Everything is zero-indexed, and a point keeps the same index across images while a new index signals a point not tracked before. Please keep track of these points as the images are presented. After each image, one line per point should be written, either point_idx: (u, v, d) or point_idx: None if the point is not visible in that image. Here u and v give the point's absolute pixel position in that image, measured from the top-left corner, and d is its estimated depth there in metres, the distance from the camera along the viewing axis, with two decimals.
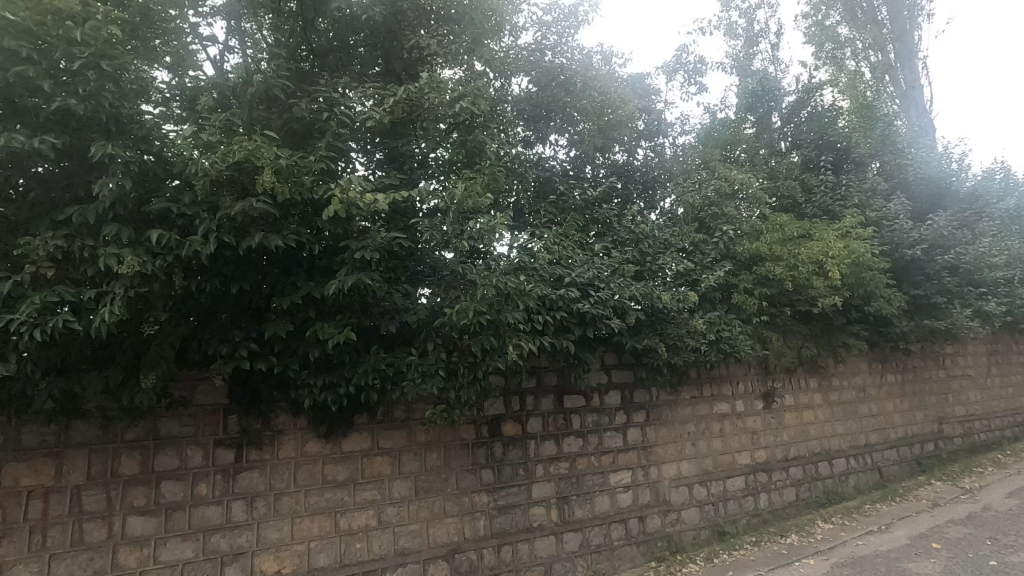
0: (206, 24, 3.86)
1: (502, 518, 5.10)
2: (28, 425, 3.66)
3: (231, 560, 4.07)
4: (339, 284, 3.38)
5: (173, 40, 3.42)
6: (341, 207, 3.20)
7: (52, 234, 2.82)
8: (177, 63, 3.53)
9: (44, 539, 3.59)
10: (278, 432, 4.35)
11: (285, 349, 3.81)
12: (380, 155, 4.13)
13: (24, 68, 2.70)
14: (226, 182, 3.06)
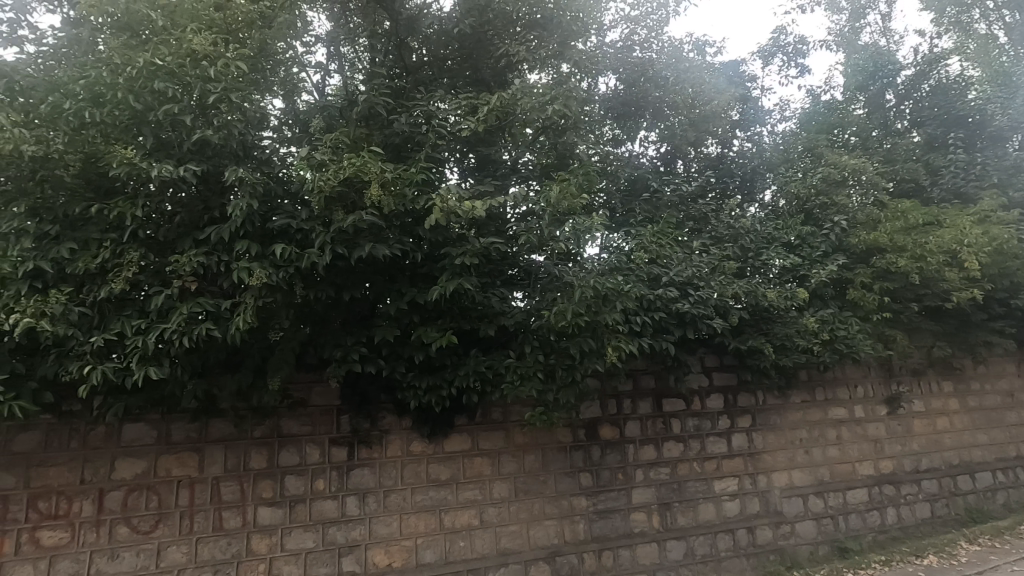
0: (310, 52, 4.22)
1: (602, 523, 5.02)
2: (176, 422, 4.14)
3: (347, 551, 4.34)
4: (441, 289, 3.51)
5: (282, 70, 3.79)
6: (442, 215, 3.32)
7: (195, 251, 3.15)
8: (287, 92, 3.88)
9: (192, 524, 4.04)
10: (385, 431, 4.58)
11: (391, 353, 4.00)
12: (470, 163, 4.18)
13: (170, 107, 3.07)
14: (337, 197, 3.26)
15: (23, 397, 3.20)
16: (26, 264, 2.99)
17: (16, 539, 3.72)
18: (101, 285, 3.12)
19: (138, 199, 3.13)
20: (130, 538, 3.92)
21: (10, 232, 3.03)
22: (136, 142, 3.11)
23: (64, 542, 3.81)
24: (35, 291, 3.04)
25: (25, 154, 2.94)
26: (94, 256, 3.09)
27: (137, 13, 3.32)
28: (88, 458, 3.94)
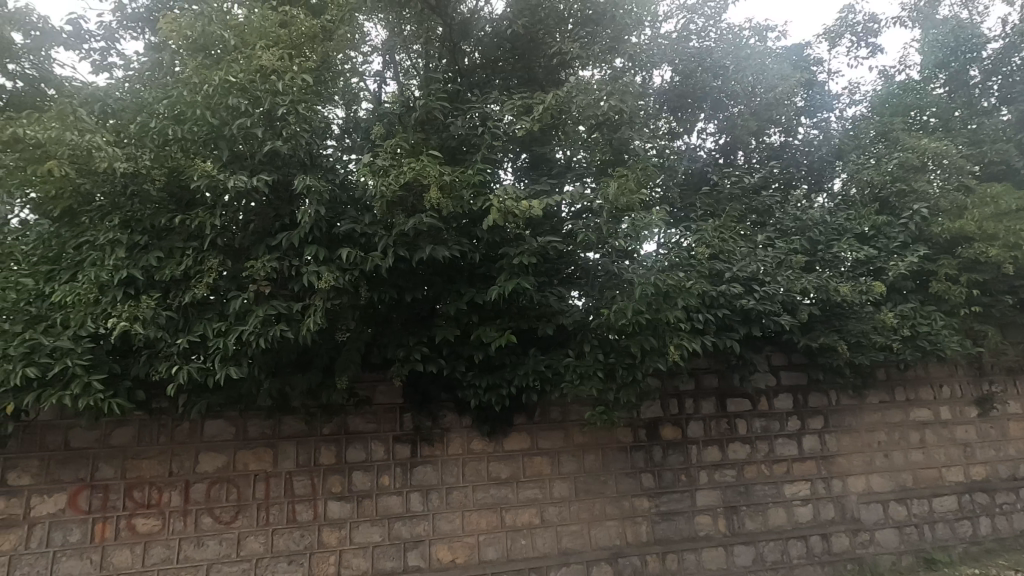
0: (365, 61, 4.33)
1: (665, 525, 4.92)
2: (253, 419, 4.38)
3: (412, 546, 4.45)
4: (500, 289, 3.54)
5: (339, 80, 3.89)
6: (500, 216, 3.35)
7: (268, 257, 3.32)
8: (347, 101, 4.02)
9: (268, 515, 4.27)
10: (447, 430, 4.66)
11: (451, 353, 4.07)
12: (523, 162, 4.20)
13: (244, 120, 3.24)
14: (398, 201, 3.35)
15: (120, 395, 3.48)
16: (120, 272, 3.24)
17: (116, 525, 4.08)
18: (185, 290, 3.35)
19: (216, 209, 3.33)
20: (214, 527, 4.19)
21: (106, 243, 3.29)
22: (214, 156, 3.31)
23: (157, 529, 4.12)
24: (128, 297, 3.30)
25: (118, 171, 3.19)
26: (179, 263, 3.32)
27: (214, 35, 3.55)
28: (175, 452, 4.24)
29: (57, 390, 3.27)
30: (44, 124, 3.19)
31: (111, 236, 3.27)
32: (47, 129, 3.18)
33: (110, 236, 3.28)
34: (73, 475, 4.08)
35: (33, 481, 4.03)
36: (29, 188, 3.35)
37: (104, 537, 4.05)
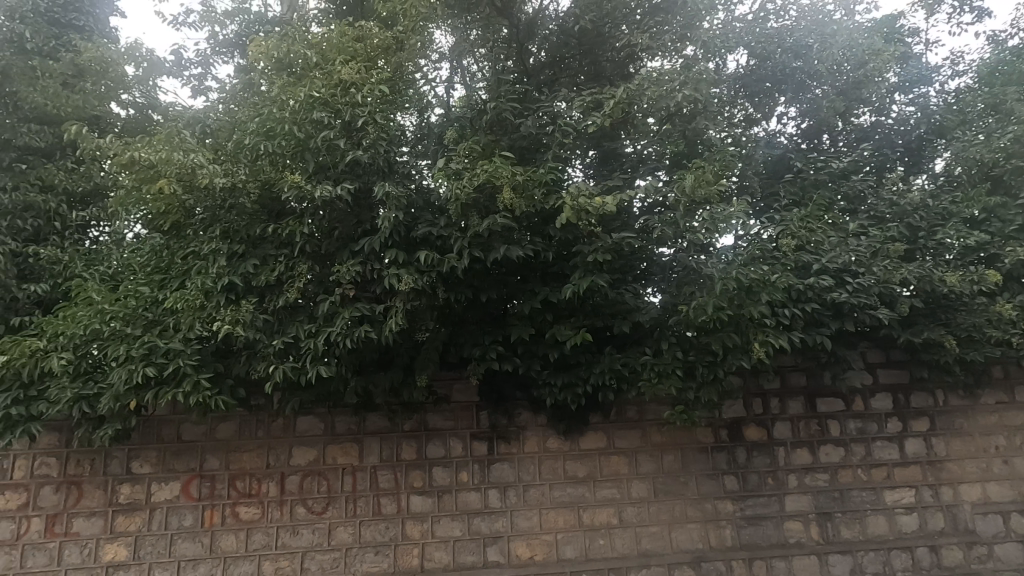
0: (434, 68, 4.42)
1: (751, 530, 4.70)
2: (339, 415, 4.62)
3: (491, 542, 4.52)
4: (575, 288, 3.53)
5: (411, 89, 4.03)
6: (573, 213, 3.33)
7: (351, 261, 3.49)
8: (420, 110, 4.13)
9: (355, 507, 4.49)
10: (522, 428, 4.70)
11: (526, 352, 4.10)
12: (592, 157, 4.20)
13: (327, 133, 3.43)
14: (472, 203, 3.41)
15: (224, 392, 3.78)
16: (222, 279, 3.52)
17: (223, 512, 4.44)
18: (278, 295, 3.59)
19: (304, 218, 3.54)
20: (307, 517, 4.47)
21: (210, 252, 3.59)
22: (301, 168, 3.52)
23: (257, 517, 4.45)
24: (229, 302, 3.58)
25: (218, 185, 3.47)
26: (272, 270, 3.56)
27: (298, 54, 3.78)
28: (271, 446, 4.55)
29: (171, 388, 3.61)
30: (155, 147, 3.53)
31: (214, 246, 3.56)
32: (158, 151, 3.51)
33: (213, 246, 3.58)
34: (184, 465, 4.49)
35: (152, 470, 4.47)
36: (144, 205, 3.71)
37: (213, 523, 4.42)
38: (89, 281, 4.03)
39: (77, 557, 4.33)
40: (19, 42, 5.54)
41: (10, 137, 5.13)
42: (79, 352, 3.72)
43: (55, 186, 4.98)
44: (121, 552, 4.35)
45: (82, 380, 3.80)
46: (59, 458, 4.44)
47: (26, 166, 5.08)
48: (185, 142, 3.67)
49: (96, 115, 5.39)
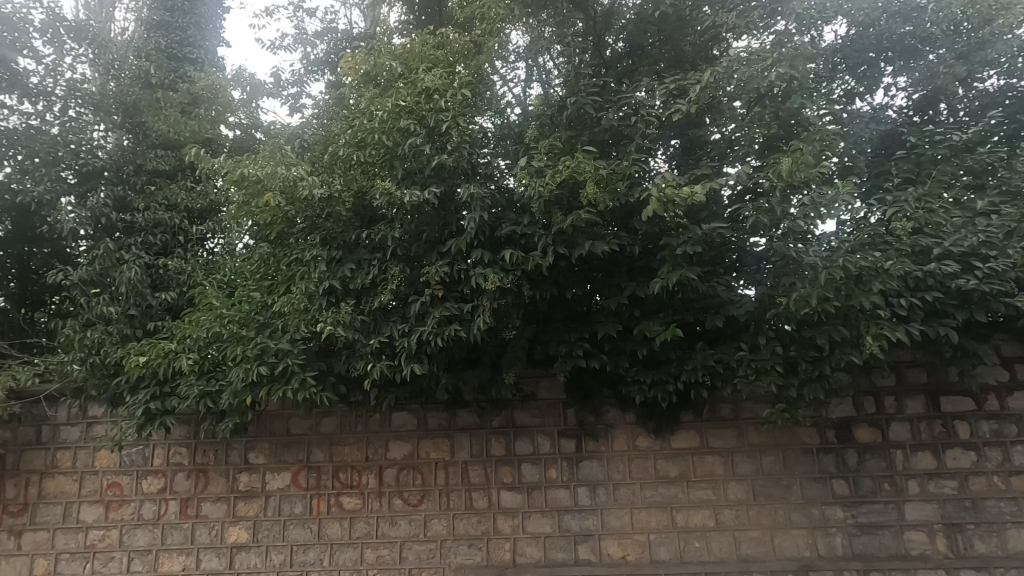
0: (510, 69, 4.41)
1: (866, 539, 4.34)
2: (431, 412, 4.79)
3: (582, 540, 4.50)
4: (663, 282, 3.42)
5: (487, 91, 4.08)
6: (660, 205, 3.23)
7: (439, 263, 3.60)
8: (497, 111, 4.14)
9: (449, 501, 4.64)
10: (611, 425, 4.63)
11: (613, 348, 4.04)
12: (675, 145, 4.04)
13: (414, 139, 3.56)
14: (556, 200, 3.40)
15: (328, 389, 4.04)
16: (323, 283, 3.76)
17: (328, 501, 4.75)
18: (373, 296, 3.77)
19: (395, 222, 3.70)
20: (404, 508, 4.67)
21: (311, 259, 3.84)
22: (391, 174, 3.68)
23: (359, 507, 4.71)
24: (330, 304, 3.81)
25: (317, 196, 3.70)
26: (367, 273, 3.75)
27: (385, 66, 3.96)
28: (370, 440, 4.81)
29: (282, 385, 3.90)
30: (261, 164, 3.82)
31: (315, 253, 3.81)
32: (264, 168, 3.81)
33: (314, 253, 3.83)
34: (294, 457, 4.85)
35: (266, 461, 4.87)
36: (253, 217, 4.04)
37: (320, 511, 4.74)
38: (210, 289, 4.46)
39: (206, 537, 4.80)
40: (145, 78, 6.24)
41: (142, 163, 5.77)
42: (204, 353, 4.12)
43: (179, 205, 5.55)
44: (242, 535, 4.77)
45: (207, 378, 4.20)
46: (189, 448, 4.95)
47: (155, 187, 5.70)
48: (286, 157, 3.95)
49: (209, 138, 5.92)
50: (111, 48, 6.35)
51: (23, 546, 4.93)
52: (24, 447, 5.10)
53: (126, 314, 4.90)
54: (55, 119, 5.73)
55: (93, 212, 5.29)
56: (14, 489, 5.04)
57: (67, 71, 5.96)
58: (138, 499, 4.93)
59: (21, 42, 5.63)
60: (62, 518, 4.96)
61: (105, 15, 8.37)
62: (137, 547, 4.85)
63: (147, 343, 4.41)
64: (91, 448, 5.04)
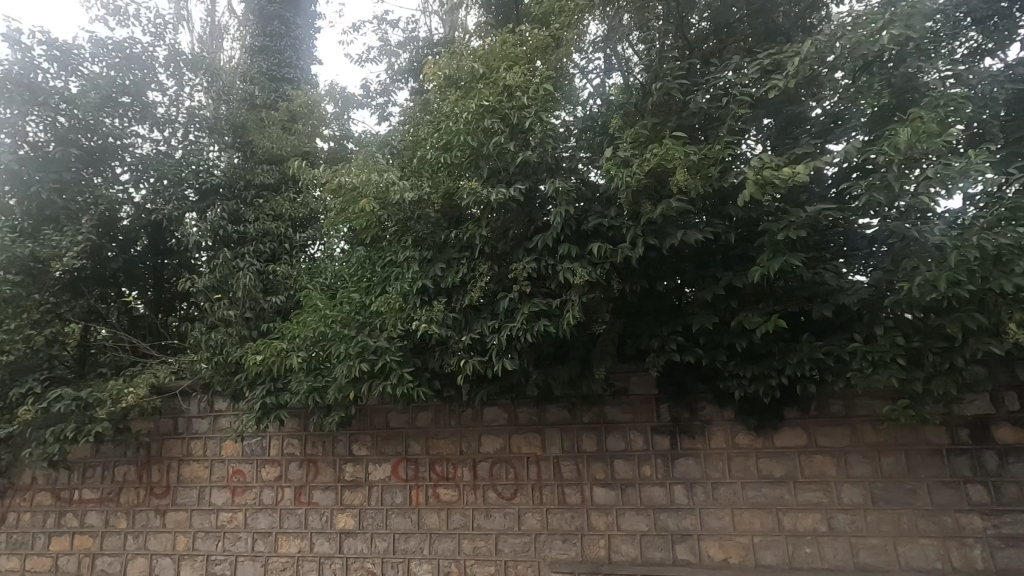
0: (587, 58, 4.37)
1: (1013, 553, 3.77)
2: (521, 407, 4.84)
3: (680, 539, 4.35)
4: (764, 270, 3.22)
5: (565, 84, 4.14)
6: (758, 188, 3.04)
7: (527, 259, 3.61)
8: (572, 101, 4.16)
9: (542, 495, 4.67)
10: (708, 422, 4.44)
11: (709, 342, 3.87)
12: (768, 123, 3.79)
13: (498, 137, 3.60)
14: (644, 189, 3.31)
15: (423, 384, 4.19)
16: (417, 282, 3.92)
17: (426, 492, 4.95)
18: (464, 294, 3.87)
19: (482, 221, 3.77)
20: (498, 501, 4.76)
21: (405, 260, 4.01)
22: (477, 174, 3.75)
23: (455, 499, 4.87)
24: (424, 303, 3.95)
25: (408, 199, 3.87)
26: (457, 271, 3.85)
27: (467, 68, 4.03)
28: (463, 434, 4.95)
29: (381, 381, 4.10)
30: (358, 171, 4.08)
31: (408, 254, 3.98)
32: (360, 175, 4.03)
33: (407, 254, 3.99)
34: (393, 449, 5.09)
35: (368, 452, 5.15)
36: (350, 222, 4.28)
37: (419, 501, 4.95)
38: (314, 291, 4.78)
39: (318, 523, 5.17)
40: (251, 100, 6.81)
41: (251, 178, 6.29)
42: (311, 352, 4.43)
43: (284, 215, 6.01)
44: (350, 522, 5.09)
45: (314, 375, 4.51)
46: (300, 439, 5.35)
47: (262, 200, 6.19)
48: (378, 164, 4.15)
49: (307, 152, 6.37)
50: (221, 76, 7.02)
51: (168, 524, 5.56)
52: (164, 437, 5.74)
53: (243, 316, 5.36)
54: (178, 143, 6.40)
55: (212, 225, 5.81)
56: (158, 473, 5.70)
57: (186, 100, 6.62)
58: (258, 486, 5.39)
59: (148, 76, 6.32)
60: (197, 500, 5.53)
61: (215, 47, 9.23)
62: (259, 529, 5.31)
63: (262, 343, 4.81)
64: (218, 439, 5.58)
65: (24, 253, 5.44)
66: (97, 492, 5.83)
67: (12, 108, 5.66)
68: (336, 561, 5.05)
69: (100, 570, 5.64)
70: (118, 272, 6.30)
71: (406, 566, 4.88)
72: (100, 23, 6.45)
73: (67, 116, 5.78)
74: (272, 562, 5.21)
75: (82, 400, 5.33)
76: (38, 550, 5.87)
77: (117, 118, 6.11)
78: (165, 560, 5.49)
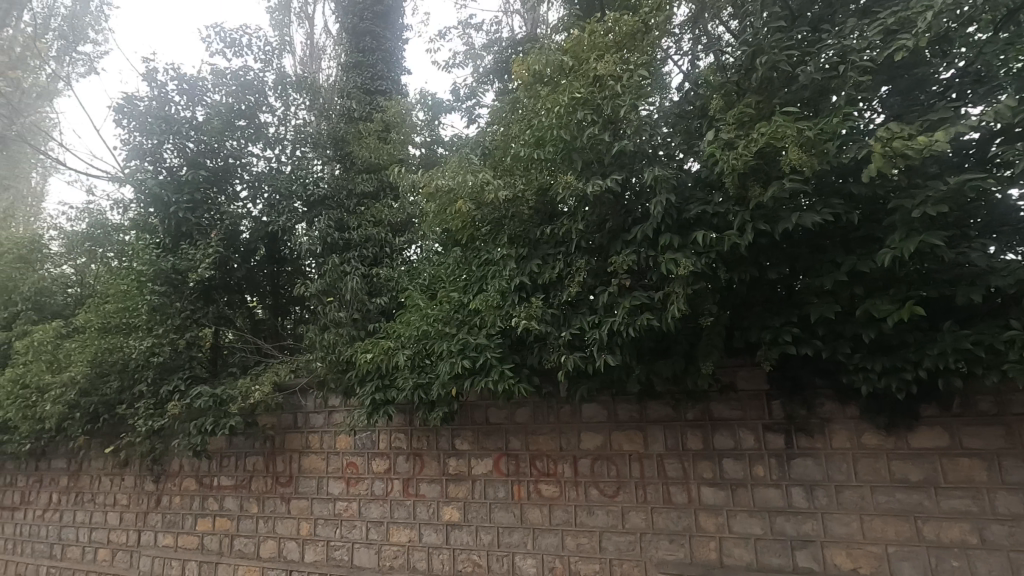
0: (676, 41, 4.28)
1: None
2: (621, 403, 4.75)
3: (800, 545, 4.04)
4: (895, 252, 2.91)
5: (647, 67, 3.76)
6: (885, 162, 2.75)
7: (626, 251, 3.52)
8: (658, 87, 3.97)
9: (646, 494, 4.55)
10: (828, 420, 4.09)
11: (829, 333, 3.56)
12: (886, 89, 3.40)
13: (593, 129, 3.53)
14: (752, 172, 3.11)
15: (524, 381, 4.22)
16: (514, 279, 3.95)
17: (528, 487, 4.99)
18: (561, 289, 3.85)
19: (577, 215, 3.74)
20: (600, 498, 4.71)
21: (502, 257, 4.07)
22: (571, 168, 3.71)
23: (557, 495, 4.87)
24: (522, 299, 3.97)
25: (503, 198, 3.93)
26: (554, 267, 3.84)
27: (555, 61, 3.99)
28: (563, 430, 4.94)
29: (483, 377, 4.18)
30: (453, 174, 4.22)
31: (505, 252, 4.03)
32: (455, 177, 4.18)
33: (504, 252, 4.04)
34: (494, 445, 5.19)
35: (470, 447, 5.29)
36: (448, 223, 4.40)
37: (521, 496, 5.01)
38: (415, 292, 4.99)
39: (426, 514, 5.38)
40: (349, 114, 7.19)
41: (353, 188, 6.67)
42: (415, 350, 4.62)
43: (383, 221, 6.32)
44: (455, 514, 5.25)
45: (418, 372, 4.69)
46: (406, 434, 5.60)
47: (363, 208, 6.54)
48: (472, 166, 4.24)
49: (402, 158, 6.67)
50: (322, 94, 7.51)
51: (292, 510, 6.05)
52: (286, 431, 6.24)
53: (352, 317, 5.70)
54: (287, 160, 6.92)
55: (321, 233, 6.21)
56: (282, 464, 6.20)
57: (292, 118, 7.17)
58: (370, 477, 5.71)
59: (260, 101, 6.92)
60: (316, 490, 5.96)
61: (314, 68, 9.90)
62: (372, 518, 5.62)
63: (370, 342, 5.09)
64: (333, 433, 5.98)
65: (166, 267, 6.24)
66: (231, 479, 6.46)
67: (152, 139, 6.39)
68: (444, 551, 5.23)
69: (237, 550, 6.25)
70: (241, 281, 6.90)
71: (511, 560, 4.95)
72: (218, 56, 7.14)
73: (196, 142, 6.48)
74: (385, 550, 5.50)
75: (218, 397, 5.92)
76: (187, 530, 6.61)
77: (236, 140, 6.72)
78: (291, 543, 5.97)
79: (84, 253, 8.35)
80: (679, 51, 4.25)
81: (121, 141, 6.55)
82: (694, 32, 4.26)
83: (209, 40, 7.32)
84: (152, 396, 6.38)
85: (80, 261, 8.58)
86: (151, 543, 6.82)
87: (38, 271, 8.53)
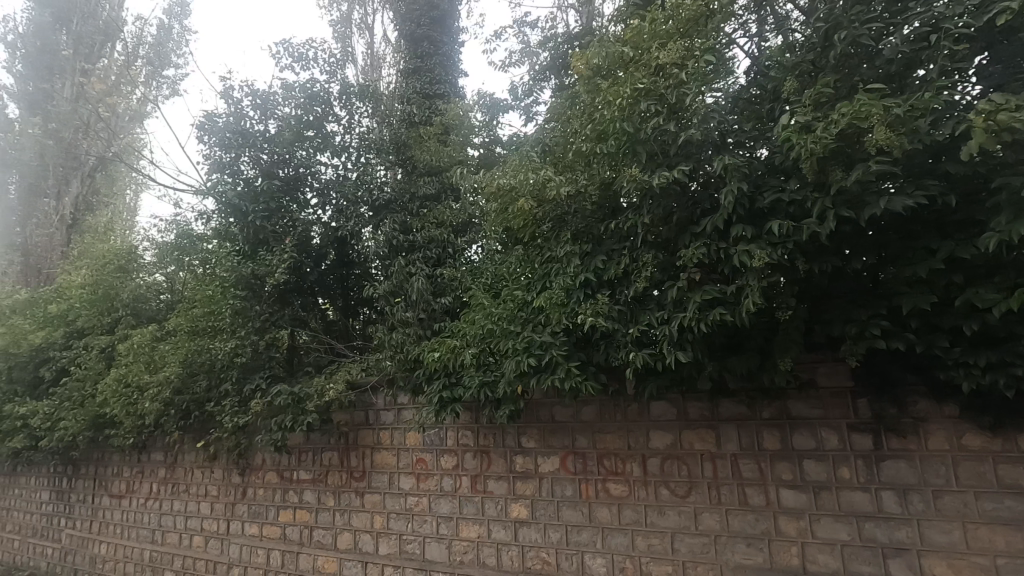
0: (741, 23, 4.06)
1: None
2: (691, 401, 4.61)
3: (893, 554, 3.76)
4: (1000, 235, 2.65)
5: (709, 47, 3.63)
6: (988, 137, 2.51)
7: (696, 244, 3.40)
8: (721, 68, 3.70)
9: (720, 495, 4.39)
10: (922, 419, 3.78)
11: (923, 325, 3.30)
12: (984, 58, 3.06)
13: (657, 119, 3.44)
14: (832, 155, 2.92)
15: (590, 379, 4.17)
16: (579, 276, 3.92)
17: (595, 486, 4.94)
18: (627, 285, 3.78)
19: (642, 209, 3.65)
20: (671, 499, 4.58)
21: (566, 254, 4.04)
22: (635, 160, 3.63)
23: (626, 494, 4.79)
24: (587, 296, 3.93)
25: (565, 194, 3.98)
26: (619, 263, 3.78)
27: (616, 53, 3.88)
28: (630, 428, 4.85)
29: (549, 375, 4.17)
30: (514, 173, 4.29)
31: (569, 248, 4.00)
32: (517, 176, 4.24)
33: (569, 248, 4.01)
34: (560, 443, 5.17)
35: (537, 445, 5.29)
36: (510, 222, 4.42)
37: (589, 495, 4.96)
38: (478, 291, 5.03)
39: (494, 510, 5.43)
40: (409, 118, 7.31)
41: (415, 190, 6.82)
42: (480, 348, 4.67)
43: (446, 222, 6.43)
44: (523, 511, 5.27)
45: (484, 370, 4.74)
46: (473, 431, 5.68)
47: (426, 210, 6.69)
48: (534, 164, 4.24)
49: (462, 159, 6.78)
50: (383, 101, 7.75)
51: (366, 504, 6.27)
52: (358, 427, 6.48)
53: (418, 317, 5.84)
54: (353, 166, 7.18)
55: (386, 236, 6.39)
56: (356, 459, 6.45)
57: (357, 126, 7.45)
58: (439, 473, 5.84)
59: (326, 111, 7.24)
60: (388, 485, 6.16)
61: (375, 76, 10.21)
62: (442, 513, 5.74)
63: (437, 341, 5.20)
64: (403, 429, 6.15)
65: (247, 272, 6.61)
66: (309, 473, 6.78)
67: (230, 153, 6.82)
68: (513, 548, 5.26)
69: (316, 541, 6.55)
70: (314, 284, 7.22)
71: (580, 559, 4.91)
72: (288, 71, 7.52)
73: (270, 153, 6.86)
74: (455, 545, 5.60)
75: (296, 395, 6.24)
76: (270, 520, 7.00)
77: (305, 150, 7.04)
78: (366, 536, 6.20)
79: (173, 262, 9.02)
80: (746, 33, 4.05)
81: (203, 156, 7.01)
82: (759, 13, 4.06)
83: (278, 56, 7.70)
84: (237, 393, 6.80)
85: (170, 269, 9.26)
86: (239, 531, 7.27)
87: (134, 280, 9.28)
